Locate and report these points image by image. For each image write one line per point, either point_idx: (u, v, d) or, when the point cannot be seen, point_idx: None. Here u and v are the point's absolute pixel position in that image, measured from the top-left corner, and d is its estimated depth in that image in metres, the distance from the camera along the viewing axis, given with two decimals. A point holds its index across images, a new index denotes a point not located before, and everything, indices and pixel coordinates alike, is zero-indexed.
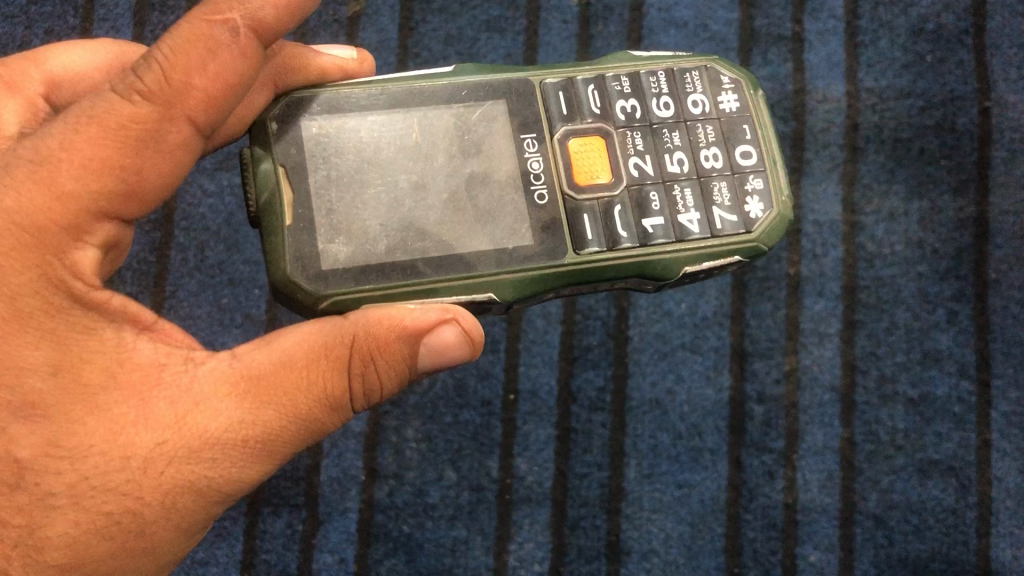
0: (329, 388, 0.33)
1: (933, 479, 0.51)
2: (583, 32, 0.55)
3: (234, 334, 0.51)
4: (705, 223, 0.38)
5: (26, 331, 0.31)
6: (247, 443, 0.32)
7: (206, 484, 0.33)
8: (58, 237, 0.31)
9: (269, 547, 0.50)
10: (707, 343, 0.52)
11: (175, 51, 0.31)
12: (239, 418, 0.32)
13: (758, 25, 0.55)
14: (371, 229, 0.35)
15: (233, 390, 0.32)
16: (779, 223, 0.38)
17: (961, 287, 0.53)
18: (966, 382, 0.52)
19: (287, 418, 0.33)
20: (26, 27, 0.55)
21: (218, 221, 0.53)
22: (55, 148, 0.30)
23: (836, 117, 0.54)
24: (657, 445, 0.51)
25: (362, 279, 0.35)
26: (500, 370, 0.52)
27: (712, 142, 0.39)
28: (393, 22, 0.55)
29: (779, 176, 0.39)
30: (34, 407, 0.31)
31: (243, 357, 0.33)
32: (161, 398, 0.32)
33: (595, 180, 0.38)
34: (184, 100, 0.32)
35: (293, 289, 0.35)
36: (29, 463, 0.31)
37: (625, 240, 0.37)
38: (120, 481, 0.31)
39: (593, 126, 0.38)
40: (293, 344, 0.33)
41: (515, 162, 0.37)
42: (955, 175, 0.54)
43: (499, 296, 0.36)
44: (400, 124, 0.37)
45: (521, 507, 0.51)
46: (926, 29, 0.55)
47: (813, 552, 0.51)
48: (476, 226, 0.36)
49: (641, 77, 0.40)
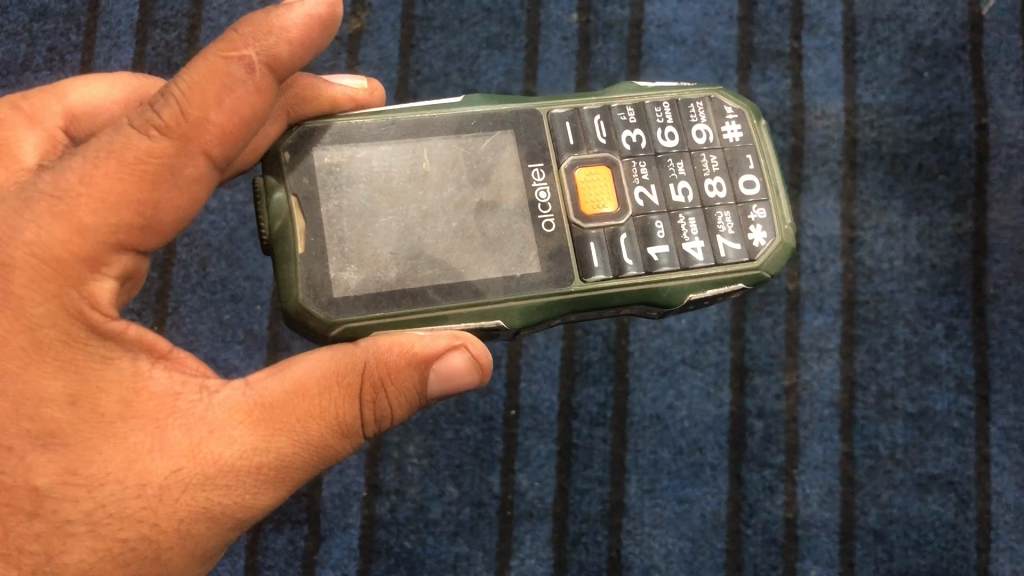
0: (341, 415, 0.33)
1: (933, 494, 0.51)
2: (583, 49, 0.55)
3: (237, 351, 0.52)
4: (709, 251, 0.38)
5: (45, 362, 0.31)
6: (261, 469, 0.33)
7: (220, 510, 0.33)
8: (78, 270, 0.31)
9: (270, 563, 0.50)
10: (707, 358, 0.52)
11: (193, 86, 0.32)
12: (253, 445, 0.33)
13: (757, 42, 0.55)
14: (382, 258, 0.36)
15: (247, 417, 0.33)
16: (782, 251, 0.38)
17: (959, 302, 0.53)
18: (965, 397, 0.52)
19: (299, 445, 0.33)
20: (29, 44, 0.55)
21: (220, 238, 0.53)
22: (75, 182, 0.31)
23: (835, 134, 0.55)
24: (657, 460, 0.51)
25: (373, 306, 0.35)
26: (502, 385, 0.52)
27: (716, 171, 0.39)
28: (394, 39, 0.55)
29: (782, 206, 0.39)
30: (52, 436, 0.31)
31: (256, 385, 0.33)
32: (176, 427, 0.32)
33: (600, 209, 0.38)
34: (201, 134, 0.32)
35: (305, 316, 0.35)
36: (47, 491, 0.31)
37: (631, 267, 0.37)
38: (136, 508, 0.32)
39: (600, 155, 0.39)
40: (305, 371, 0.33)
41: (523, 191, 0.38)
42: (954, 191, 0.54)
43: (507, 323, 0.36)
44: (410, 154, 0.37)
45: (522, 523, 0.51)
46: (923, 45, 0.55)
47: (814, 567, 0.51)
48: (485, 255, 0.36)
49: (646, 107, 0.40)
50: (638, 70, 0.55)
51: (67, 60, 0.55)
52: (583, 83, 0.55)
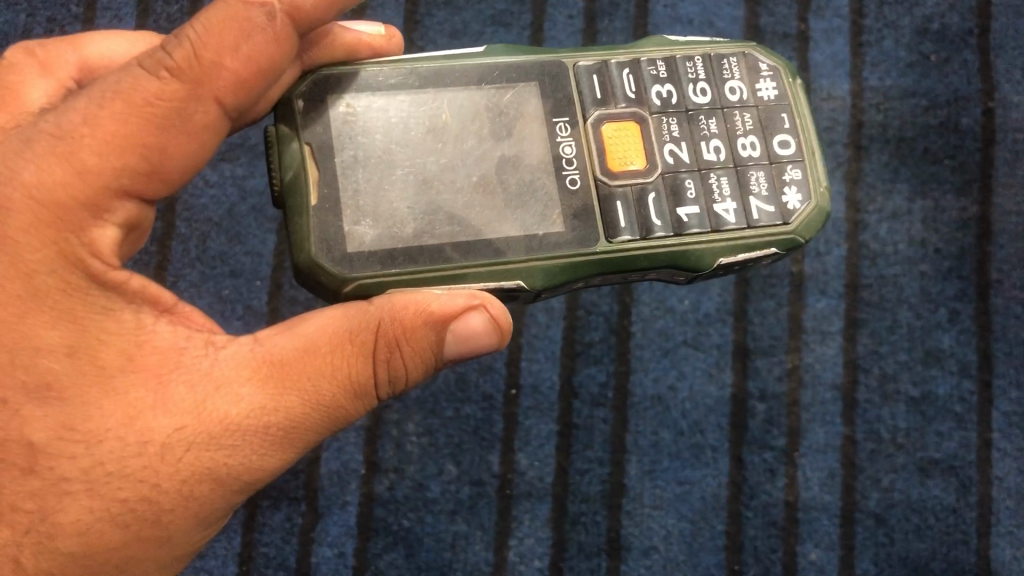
0: (353, 374, 0.32)
1: (934, 478, 0.51)
2: (588, 28, 0.55)
3: (235, 326, 0.51)
4: (741, 213, 0.37)
5: (41, 311, 0.31)
6: (269, 429, 0.32)
7: (226, 472, 0.32)
8: (77, 213, 0.31)
9: (267, 540, 0.50)
10: (709, 340, 0.52)
11: (208, 31, 0.31)
12: (261, 404, 0.32)
13: (764, 23, 0.55)
14: (399, 212, 0.35)
15: (255, 374, 0.32)
16: (819, 215, 0.38)
17: (963, 286, 0.53)
18: (967, 382, 0.52)
19: (310, 406, 0.32)
20: (29, 15, 0.55)
21: (220, 212, 0.53)
22: (78, 123, 0.31)
23: (840, 116, 0.54)
24: (658, 441, 0.51)
25: (389, 261, 0.35)
26: (502, 364, 0.52)
27: (749, 130, 0.38)
28: (398, 15, 0.55)
29: (817, 167, 0.38)
30: (49, 388, 0.31)
31: (265, 341, 0.33)
32: (180, 383, 0.32)
33: (628, 166, 0.38)
34: (212, 80, 0.32)
35: (317, 272, 0.34)
36: (43, 446, 0.31)
37: (660, 229, 0.37)
38: (136, 467, 0.31)
39: (628, 111, 0.38)
40: (315, 329, 0.32)
41: (547, 146, 0.37)
42: (959, 175, 0.54)
43: (528, 283, 0.36)
44: (431, 105, 0.37)
45: (521, 502, 0.50)
46: (931, 29, 0.55)
47: (814, 551, 0.51)
48: (506, 211, 0.36)
49: (677, 61, 0.39)
50: None
51: (66, 31, 0.54)
52: None
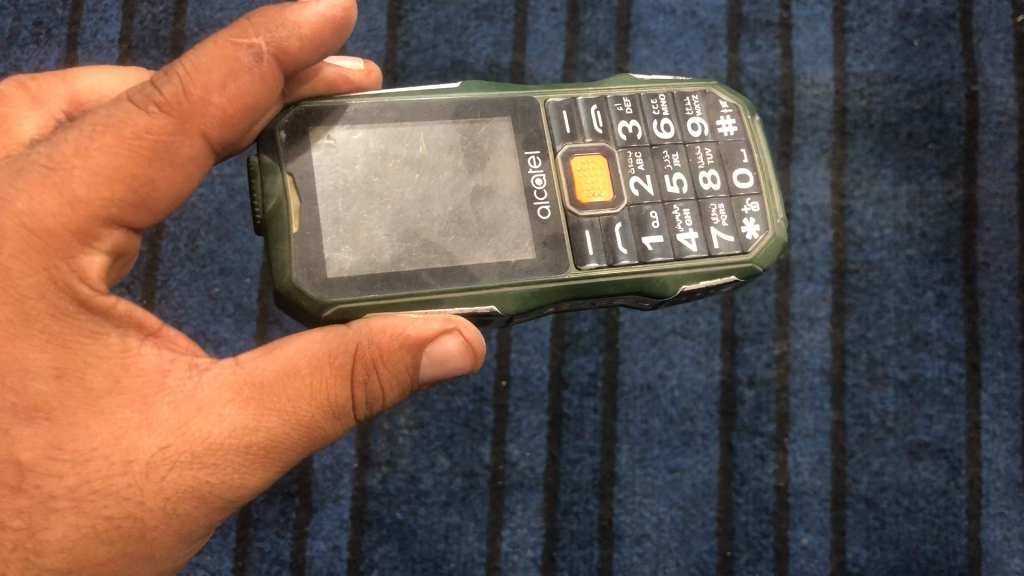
0: (332, 396, 0.32)
1: (924, 461, 0.52)
2: (572, 20, 0.55)
3: (226, 324, 0.52)
4: (703, 242, 0.38)
5: (32, 334, 0.31)
6: (249, 449, 0.32)
7: (209, 490, 0.32)
8: (67, 241, 0.31)
9: (262, 535, 0.50)
10: (698, 328, 0.52)
11: (198, 67, 0.32)
12: (242, 424, 0.32)
13: (747, 12, 0.55)
14: (377, 240, 0.35)
15: (237, 396, 0.32)
16: (775, 245, 0.38)
17: (950, 270, 0.53)
18: (956, 364, 0.52)
19: (290, 426, 0.32)
20: (15, 18, 0.55)
21: (209, 211, 0.53)
22: (69, 155, 0.31)
23: (825, 102, 0.55)
24: (649, 430, 0.51)
25: (367, 288, 0.34)
26: (492, 356, 0.52)
27: (710, 164, 0.39)
28: (382, 11, 0.55)
29: (774, 201, 0.39)
30: (37, 409, 0.31)
31: (246, 364, 0.33)
32: (165, 404, 0.32)
33: (595, 198, 0.38)
34: (200, 115, 0.32)
35: (298, 296, 0.34)
36: (30, 465, 0.31)
37: (625, 256, 0.37)
38: (121, 486, 0.31)
39: (595, 145, 0.39)
40: (295, 351, 0.32)
41: (519, 178, 0.37)
42: (944, 159, 0.54)
43: (501, 308, 0.36)
44: (407, 138, 0.37)
45: (513, 493, 0.51)
46: (913, 13, 0.55)
47: (806, 535, 0.51)
48: (480, 239, 0.36)
49: (642, 99, 0.40)
50: (627, 41, 0.55)
51: (53, 35, 0.54)
52: (572, 53, 0.55)
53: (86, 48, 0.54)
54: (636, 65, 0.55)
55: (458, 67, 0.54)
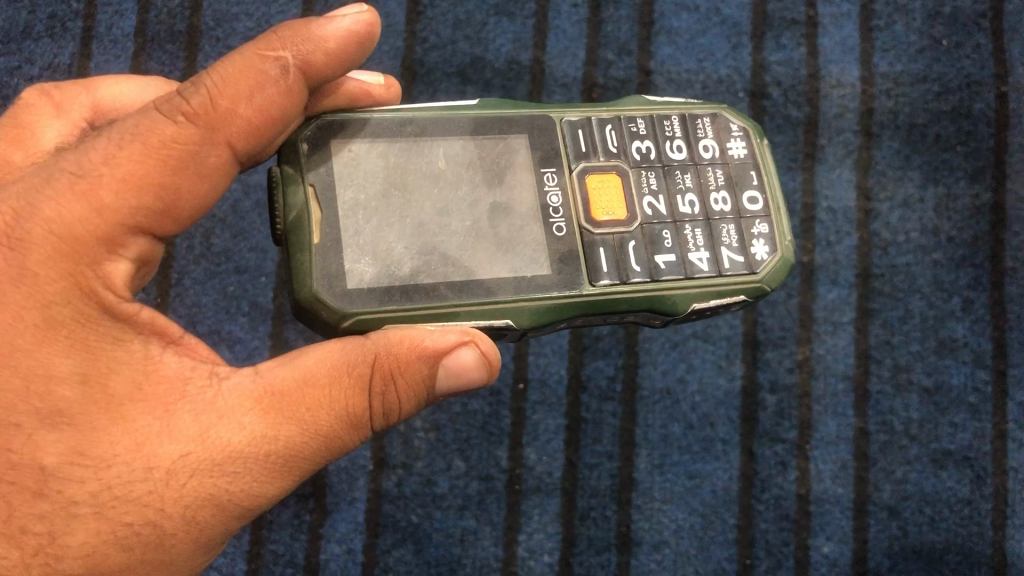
0: (350, 406, 0.32)
1: (948, 469, 0.51)
2: (593, 17, 0.54)
3: (241, 323, 0.51)
4: (714, 262, 0.37)
5: (57, 340, 0.30)
6: (268, 458, 0.31)
7: (228, 498, 0.31)
8: (93, 248, 0.30)
9: (276, 537, 0.50)
10: (718, 332, 0.51)
11: (225, 79, 0.31)
12: (262, 432, 0.31)
13: (772, 9, 0.54)
14: (396, 252, 0.34)
15: (258, 404, 0.31)
16: (783, 266, 0.37)
17: (977, 275, 0.52)
18: (982, 372, 0.51)
19: (309, 435, 0.31)
20: (29, 11, 0.54)
21: (223, 208, 0.52)
22: (98, 162, 0.30)
23: (851, 103, 0.53)
24: (668, 435, 0.51)
25: (386, 300, 0.33)
26: (509, 359, 0.51)
27: (721, 185, 0.38)
28: (401, 6, 0.54)
29: (784, 224, 0.38)
30: (62, 415, 0.30)
31: (266, 372, 0.32)
32: (185, 412, 0.31)
33: (611, 216, 0.37)
34: (227, 125, 0.31)
35: (318, 306, 0.33)
36: (53, 471, 0.30)
37: (638, 274, 0.36)
38: (142, 492, 0.30)
39: (609, 164, 0.38)
40: (315, 361, 0.32)
41: (535, 195, 0.36)
42: (972, 161, 0.53)
43: (516, 322, 0.35)
44: (424, 152, 0.36)
45: (530, 498, 0.50)
46: (942, 12, 0.54)
47: (827, 544, 0.50)
48: (498, 254, 0.35)
49: (656, 120, 0.39)
50: (650, 38, 0.54)
51: (68, 28, 0.54)
52: (594, 50, 0.54)
53: (101, 41, 0.53)
54: (658, 63, 0.54)
55: (476, 64, 0.53)
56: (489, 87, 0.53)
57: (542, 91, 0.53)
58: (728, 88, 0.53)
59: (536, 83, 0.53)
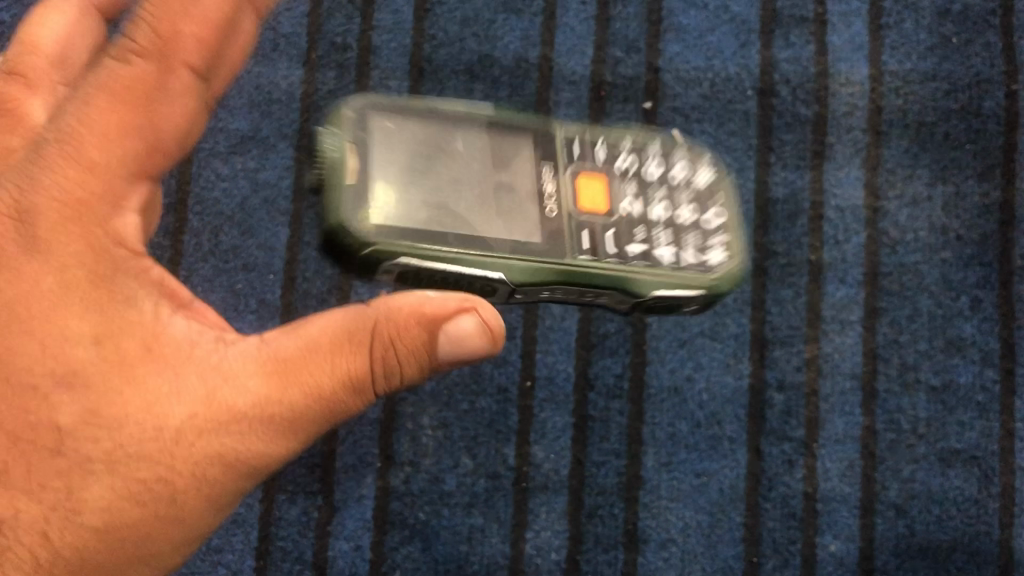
0: (352, 370, 0.32)
1: (955, 468, 0.51)
2: (601, 14, 0.54)
3: (250, 321, 0.51)
4: (674, 258, 0.41)
5: (74, 304, 0.30)
6: (274, 420, 0.32)
7: (236, 457, 0.32)
8: (98, 207, 0.30)
9: (284, 534, 0.50)
10: (726, 330, 0.51)
11: (160, 0, 0.30)
12: (266, 395, 0.32)
13: (781, 7, 0.54)
14: (413, 202, 0.38)
15: (263, 368, 0.32)
16: (736, 273, 0.42)
17: (985, 274, 0.52)
18: (989, 371, 0.51)
19: (312, 399, 0.32)
20: (37, 8, 0.54)
21: (232, 206, 0.52)
22: (73, 123, 0.29)
23: (859, 101, 0.53)
24: (675, 433, 0.51)
25: (402, 236, 0.37)
26: (517, 357, 0.51)
27: (688, 203, 0.43)
28: (409, 4, 0.54)
29: (739, 238, 0.43)
30: (75, 377, 0.30)
31: (271, 339, 0.33)
32: (193, 374, 0.31)
33: (594, 206, 0.41)
34: (179, 47, 0.30)
35: (342, 233, 0.37)
36: (68, 430, 0.30)
37: (609, 255, 0.40)
38: (153, 450, 0.31)
39: (597, 167, 0.42)
40: (318, 328, 0.32)
41: (534, 181, 0.41)
42: (981, 160, 0.53)
43: (507, 277, 0.38)
44: (440, 140, 0.41)
45: (537, 495, 0.50)
46: (952, 10, 0.54)
47: (834, 542, 0.50)
48: (500, 216, 0.39)
49: (641, 140, 0.44)
50: (658, 36, 0.54)
51: None
52: (602, 47, 0.54)
53: None
54: (666, 61, 0.54)
55: (485, 61, 0.53)
56: (497, 84, 0.53)
57: (550, 89, 0.53)
58: (736, 86, 0.53)
59: (544, 82, 0.53)
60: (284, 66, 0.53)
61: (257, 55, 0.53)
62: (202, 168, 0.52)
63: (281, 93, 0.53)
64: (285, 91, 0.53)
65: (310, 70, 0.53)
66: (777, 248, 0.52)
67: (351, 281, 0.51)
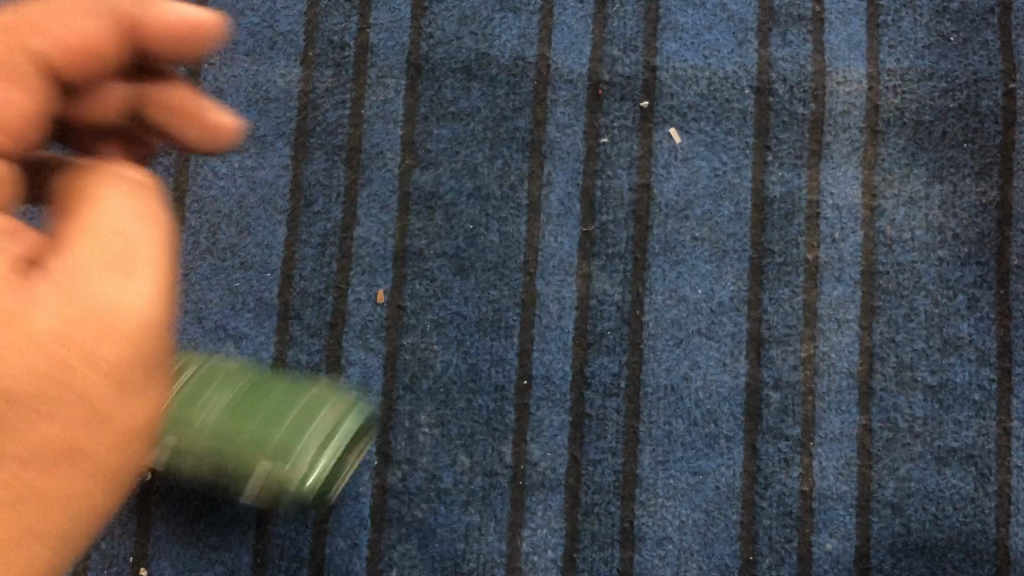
0: (163, 236, 0.32)
1: (953, 467, 0.51)
2: (599, 12, 0.54)
3: (247, 319, 0.51)
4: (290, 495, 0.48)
5: None
6: (155, 309, 0.30)
7: (136, 360, 0.30)
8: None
9: (282, 532, 0.50)
10: (723, 329, 0.52)
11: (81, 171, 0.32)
12: (143, 288, 0.30)
13: (778, 5, 0.54)
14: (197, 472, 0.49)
15: (116, 262, 0.30)
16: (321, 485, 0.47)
17: (982, 273, 0.52)
18: (986, 369, 0.51)
19: (164, 274, 0.31)
20: None
21: (230, 204, 0.52)
22: None
23: (857, 99, 0.53)
24: (671, 431, 0.51)
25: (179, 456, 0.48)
26: (514, 355, 0.51)
27: None
28: (406, 2, 0.54)
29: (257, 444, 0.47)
30: None
31: (93, 230, 0.30)
32: (46, 295, 0.29)
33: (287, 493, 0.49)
34: (106, 172, 0.32)
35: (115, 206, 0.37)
36: None
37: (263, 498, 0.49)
38: (39, 397, 0.28)
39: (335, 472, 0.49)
40: (118, 217, 0.31)
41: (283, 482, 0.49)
42: (978, 158, 0.53)
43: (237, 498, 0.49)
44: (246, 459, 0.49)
45: (534, 493, 0.50)
46: (950, 8, 0.54)
47: (830, 540, 0.50)
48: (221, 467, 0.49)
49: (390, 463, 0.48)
50: (656, 35, 0.54)
51: None
52: (599, 46, 0.54)
53: None
54: (664, 59, 0.54)
55: (482, 59, 0.53)
56: (494, 83, 0.53)
57: (548, 88, 0.53)
58: (733, 85, 0.53)
59: (541, 80, 0.53)
60: (281, 65, 0.53)
61: (255, 53, 0.53)
62: (200, 166, 0.52)
63: (279, 92, 0.53)
64: (282, 89, 0.53)
65: (307, 68, 0.53)
66: (773, 247, 0.52)
67: (348, 280, 0.52)
